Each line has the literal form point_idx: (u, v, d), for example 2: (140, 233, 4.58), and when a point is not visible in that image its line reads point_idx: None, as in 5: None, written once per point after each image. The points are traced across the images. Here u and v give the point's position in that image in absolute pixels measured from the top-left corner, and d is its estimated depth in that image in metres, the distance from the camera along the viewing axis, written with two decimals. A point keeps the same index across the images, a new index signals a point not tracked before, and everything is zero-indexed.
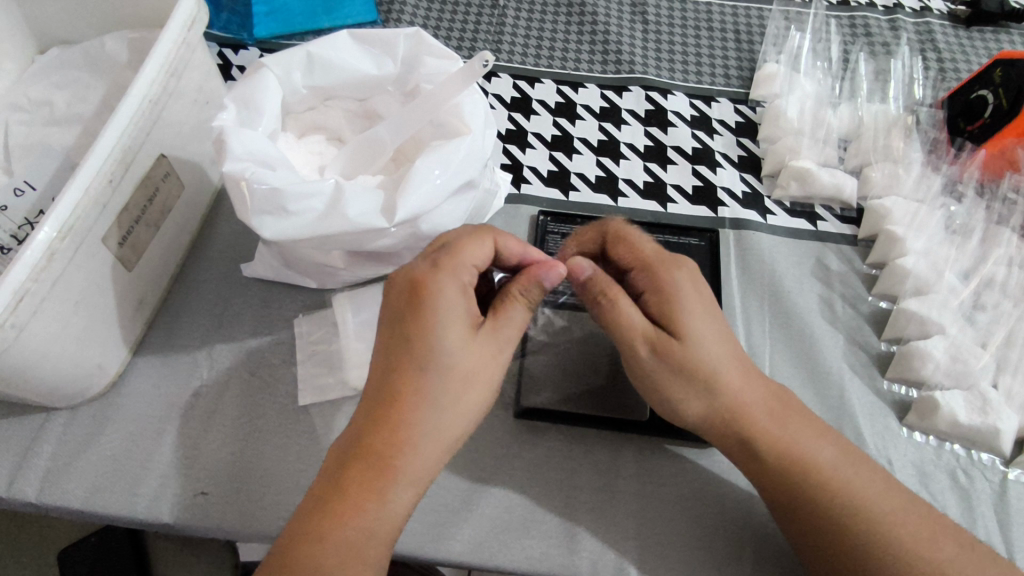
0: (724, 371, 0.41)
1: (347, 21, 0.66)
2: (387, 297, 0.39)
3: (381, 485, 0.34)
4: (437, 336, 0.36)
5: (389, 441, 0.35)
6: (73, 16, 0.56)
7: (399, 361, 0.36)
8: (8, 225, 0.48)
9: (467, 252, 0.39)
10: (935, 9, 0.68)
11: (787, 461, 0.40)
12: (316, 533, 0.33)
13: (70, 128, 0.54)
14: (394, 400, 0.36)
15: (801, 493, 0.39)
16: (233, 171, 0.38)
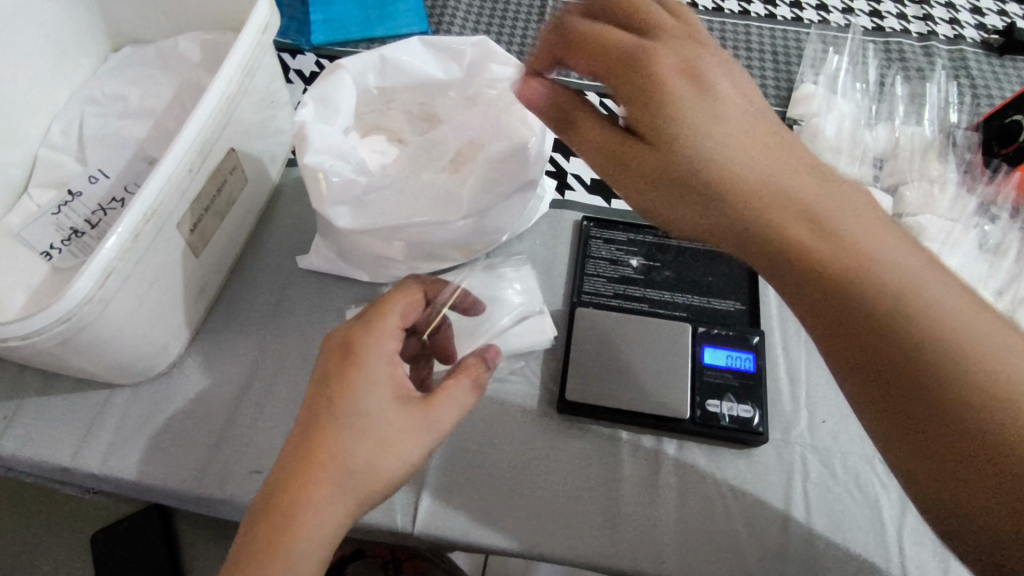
0: (702, 126, 0.34)
1: (400, 31, 0.69)
2: (322, 354, 0.41)
3: (288, 540, 0.34)
4: (358, 391, 0.38)
5: (305, 497, 0.35)
6: (148, 18, 0.59)
7: (316, 418, 0.37)
8: (83, 211, 0.52)
9: (390, 309, 0.42)
10: (968, 38, 0.70)
11: (813, 258, 0.31)
12: None
13: (141, 122, 0.57)
14: (297, 456, 0.36)
15: (932, 418, 0.29)
16: (312, 163, 0.41)
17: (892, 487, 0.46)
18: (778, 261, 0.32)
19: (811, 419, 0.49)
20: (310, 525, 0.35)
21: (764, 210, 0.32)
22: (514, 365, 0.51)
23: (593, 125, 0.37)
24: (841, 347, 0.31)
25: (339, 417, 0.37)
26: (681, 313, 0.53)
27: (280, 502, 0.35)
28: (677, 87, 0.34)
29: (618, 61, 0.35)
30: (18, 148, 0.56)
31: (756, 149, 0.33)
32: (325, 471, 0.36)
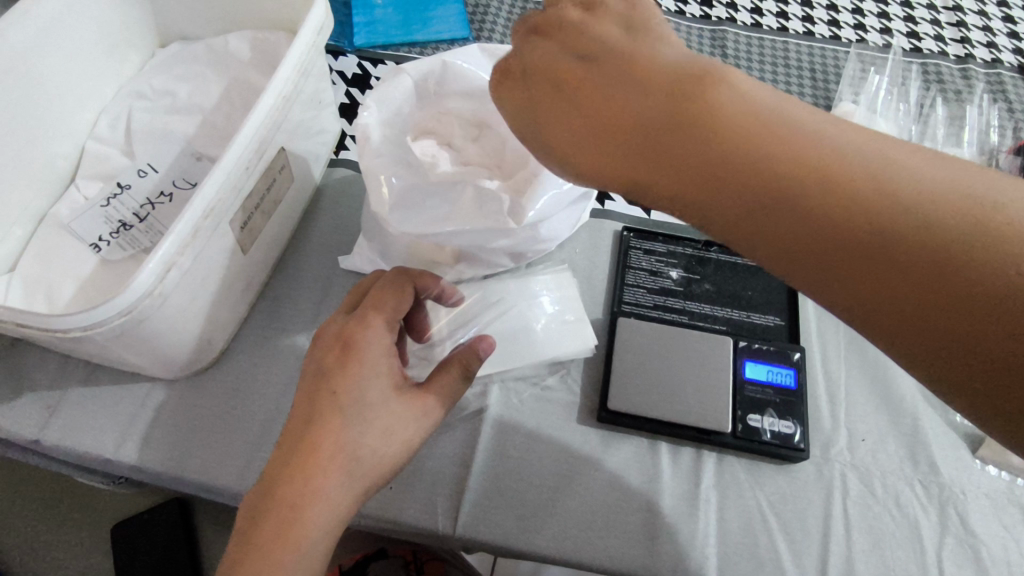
0: (615, 88, 0.32)
1: (443, 36, 0.69)
2: (315, 347, 0.42)
3: (291, 533, 0.35)
4: (360, 382, 0.39)
5: (308, 490, 0.36)
6: (199, 15, 0.60)
7: (318, 409, 0.38)
8: (132, 204, 0.52)
9: (383, 300, 0.42)
10: (1005, 62, 0.71)
11: (761, 172, 0.26)
12: None
13: (189, 117, 0.57)
14: (301, 449, 0.37)
15: (958, 294, 0.23)
16: (376, 169, 0.46)
17: (932, 509, 0.46)
18: (729, 193, 0.27)
19: (851, 437, 0.49)
20: (316, 517, 0.36)
21: (714, 140, 0.28)
22: (555, 373, 0.51)
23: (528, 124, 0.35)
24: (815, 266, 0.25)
25: (343, 407, 0.38)
26: (721, 327, 0.53)
27: (285, 495, 0.36)
28: (582, 76, 0.33)
29: (542, 81, 0.35)
30: (66, 140, 0.56)
31: (683, 85, 0.30)
32: (330, 461, 0.37)
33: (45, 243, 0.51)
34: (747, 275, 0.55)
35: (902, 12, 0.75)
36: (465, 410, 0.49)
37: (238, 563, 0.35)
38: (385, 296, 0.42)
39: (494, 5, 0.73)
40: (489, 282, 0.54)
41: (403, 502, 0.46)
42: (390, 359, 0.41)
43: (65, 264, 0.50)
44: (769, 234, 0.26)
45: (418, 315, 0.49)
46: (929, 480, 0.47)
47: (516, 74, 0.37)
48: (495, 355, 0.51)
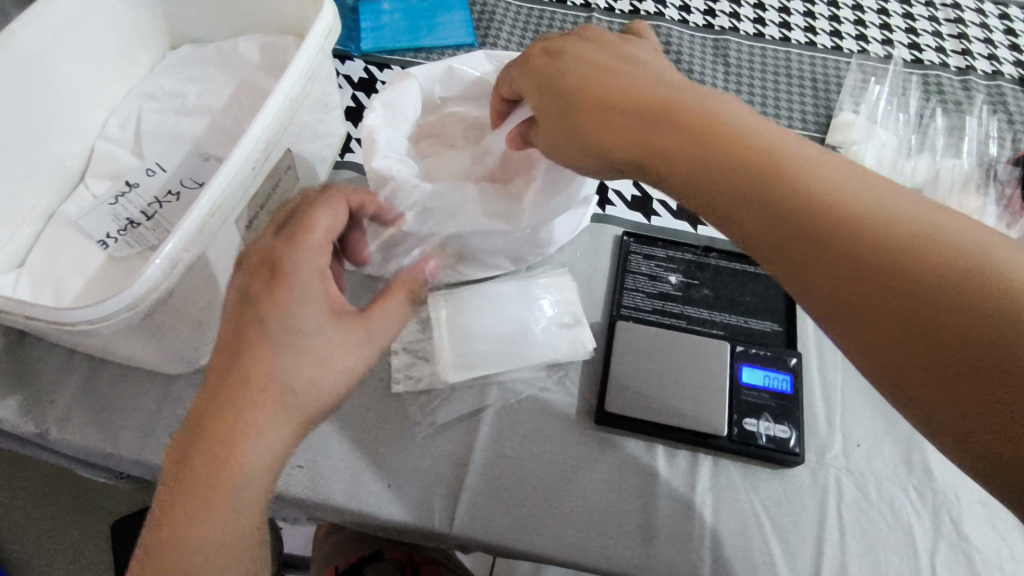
0: (665, 106, 0.38)
1: (449, 41, 0.70)
2: (240, 267, 0.38)
3: (222, 477, 0.34)
4: (290, 308, 0.36)
5: (238, 427, 0.34)
6: (210, 19, 0.61)
7: (244, 339, 0.36)
8: (140, 202, 0.53)
9: (319, 219, 0.40)
10: (1006, 74, 0.71)
11: (770, 190, 0.33)
12: (168, 535, 0.33)
13: (198, 118, 0.58)
14: (228, 383, 0.35)
15: (904, 312, 0.28)
16: (381, 168, 0.46)
17: (926, 515, 0.47)
18: (739, 200, 0.34)
19: (846, 443, 0.49)
20: (249, 455, 0.34)
21: (736, 160, 0.34)
22: (554, 374, 0.52)
23: (571, 128, 0.41)
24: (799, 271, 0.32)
25: (275, 336, 0.36)
26: (718, 331, 0.53)
27: (217, 435, 0.34)
28: (635, 93, 0.39)
29: (590, 94, 0.41)
30: (77, 138, 0.57)
31: (723, 119, 0.36)
32: (260, 395, 0.35)
33: (54, 239, 0.52)
34: (745, 281, 0.56)
35: (904, 23, 0.76)
36: (464, 410, 0.50)
37: (170, 500, 0.34)
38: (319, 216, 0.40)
39: (500, 12, 0.74)
40: (488, 284, 0.54)
41: (401, 499, 0.46)
42: (323, 282, 0.38)
43: (73, 260, 0.51)
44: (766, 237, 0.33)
45: (356, 237, 0.46)
46: (924, 486, 0.48)
47: (556, 88, 0.43)
48: (495, 356, 0.51)
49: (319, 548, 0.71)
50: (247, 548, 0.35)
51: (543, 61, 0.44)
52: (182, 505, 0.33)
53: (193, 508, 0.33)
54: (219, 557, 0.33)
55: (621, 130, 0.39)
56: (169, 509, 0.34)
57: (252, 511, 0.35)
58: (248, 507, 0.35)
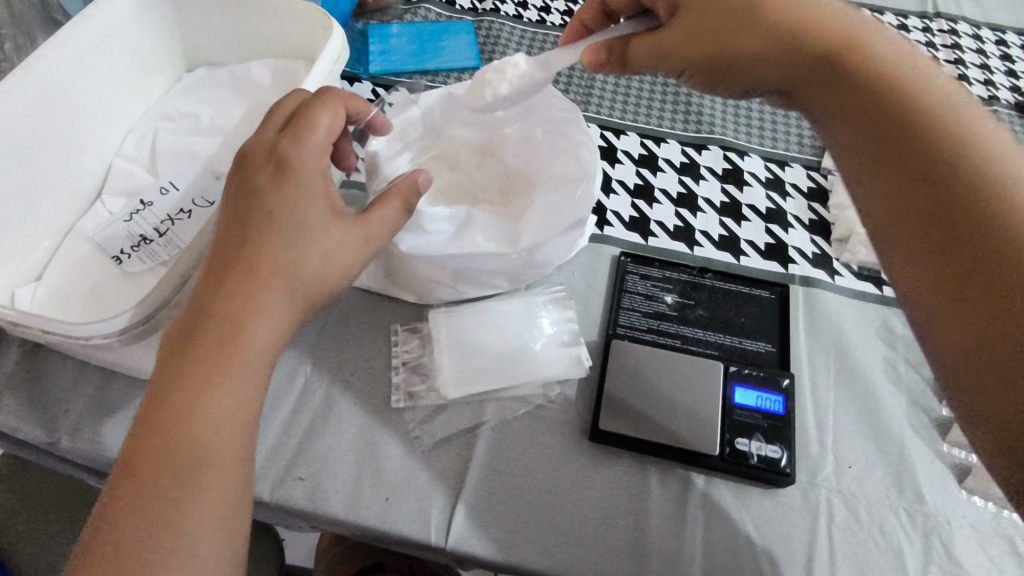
0: (837, 20, 0.38)
1: (454, 64, 0.72)
2: (246, 162, 0.41)
3: (229, 353, 0.36)
4: (297, 198, 0.40)
5: (247, 312, 0.37)
6: (225, 43, 0.64)
7: (252, 227, 0.39)
8: (153, 220, 0.55)
9: (320, 117, 0.43)
10: (1002, 99, 0.72)
11: (911, 114, 0.34)
12: (173, 412, 0.35)
13: (211, 139, 0.60)
14: (239, 264, 0.37)
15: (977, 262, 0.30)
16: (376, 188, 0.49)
17: (916, 537, 0.47)
18: (871, 112, 0.35)
19: (838, 464, 0.50)
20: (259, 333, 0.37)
21: (884, 80, 0.35)
22: (550, 392, 0.53)
23: (703, 31, 0.42)
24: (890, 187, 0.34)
25: (281, 225, 0.39)
26: (712, 351, 0.54)
27: (210, 334, 0.36)
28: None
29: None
30: (94, 157, 0.60)
31: (887, 48, 0.37)
32: (270, 277, 0.38)
33: (70, 254, 0.54)
34: (740, 302, 0.57)
35: None
36: (461, 426, 0.51)
37: (174, 373, 0.35)
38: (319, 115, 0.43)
39: (504, 36, 0.76)
40: (488, 302, 0.56)
41: (397, 512, 0.47)
42: (323, 177, 0.42)
43: (88, 274, 0.53)
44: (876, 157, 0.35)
45: (346, 143, 0.50)
46: (914, 509, 0.48)
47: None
48: (492, 372, 0.52)
49: (322, 557, 0.72)
50: (228, 461, 0.35)
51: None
52: (170, 407, 0.35)
53: (199, 380, 0.35)
54: (201, 466, 0.34)
55: (771, 27, 0.39)
56: (173, 382, 0.35)
57: (255, 397, 0.37)
58: (234, 414, 0.36)
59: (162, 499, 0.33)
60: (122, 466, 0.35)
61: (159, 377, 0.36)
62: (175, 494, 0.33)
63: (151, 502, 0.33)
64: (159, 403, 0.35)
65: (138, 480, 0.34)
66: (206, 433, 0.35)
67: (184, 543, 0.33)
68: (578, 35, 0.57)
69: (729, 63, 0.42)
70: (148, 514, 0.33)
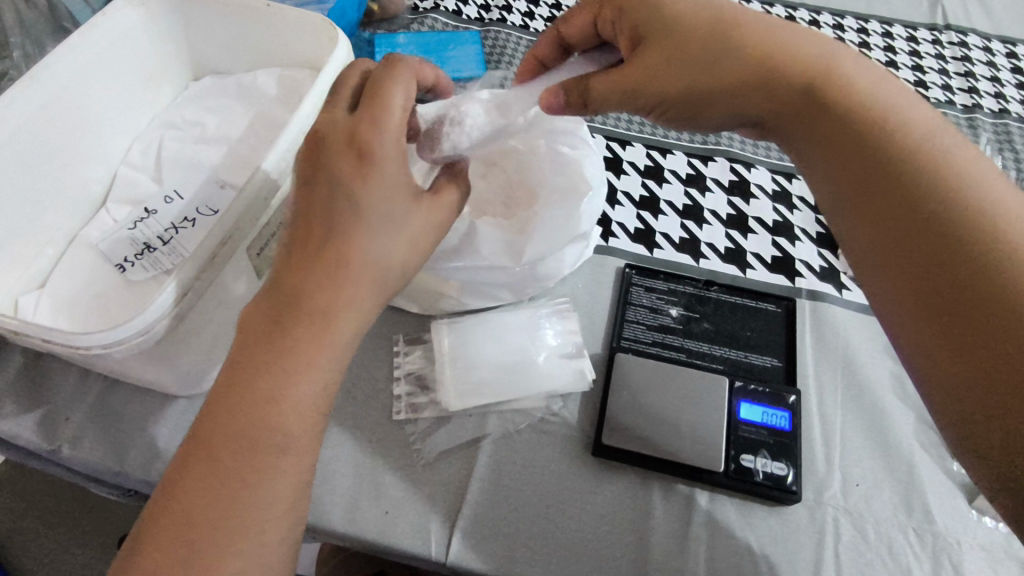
0: (807, 53, 0.40)
1: (459, 74, 0.72)
2: (319, 142, 0.38)
3: (315, 341, 0.35)
4: (380, 188, 0.37)
5: (335, 301, 0.35)
6: (232, 52, 0.64)
7: (336, 213, 0.36)
8: (156, 227, 0.55)
9: (393, 93, 0.39)
10: (1013, 112, 0.72)
11: (880, 145, 0.37)
12: (254, 401, 0.34)
13: (216, 147, 0.60)
14: (323, 251, 0.36)
15: (956, 274, 0.31)
16: None
17: (925, 558, 0.46)
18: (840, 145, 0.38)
19: (845, 481, 0.49)
20: (346, 321, 0.36)
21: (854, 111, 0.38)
22: (553, 405, 0.52)
23: (672, 57, 0.41)
24: (871, 217, 0.36)
25: (364, 214, 0.36)
26: (718, 365, 0.54)
27: (296, 337, 0.35)
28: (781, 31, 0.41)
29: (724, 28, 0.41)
30: (100, 165, 0.60)
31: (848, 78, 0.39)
32: (358, 266, 0.36)
33: (74, 262, 0.54)
34: (746, 316, 0.56)
35: (911, 60, 0.77)
36: (463, 438, 0.51)
37: (254, 362, 0.35)
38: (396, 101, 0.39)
39: (510, 46, 0.76)
40: (491, 313, 0.56)
41: (397, 526, 0.47)
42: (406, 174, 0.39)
43: (91, 283, 0.53)
44: (856, 187, 0.37)
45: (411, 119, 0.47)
46: (924, 529, 0.47)
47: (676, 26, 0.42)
48: (495, 384, 0.52)
49: (324, 565, 0.72)
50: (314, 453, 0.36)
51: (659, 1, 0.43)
52: (253, 392, 0.34)
53: (286, 368, 0.35)
54: (292, 463, 0.35)
55: (740, 61, 0.40)
56: (253, 371, 0.35)
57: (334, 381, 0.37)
58: (312, 401, 0.35)
59: (262, 496, 0.34)
60: (197, 460, 0.34)
61: (237, 362, 0.35)
62: (271, 491, 0.34)
63: (247, 503, 0.33)
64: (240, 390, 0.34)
65: (230, 478, 0.33)
66: (297, 434, 0.35)
67: (251, 530, 0.33)
68: (533, 73, 0.54)
69: (704, 104, 0.42)
70: (246, 512, 0.33)
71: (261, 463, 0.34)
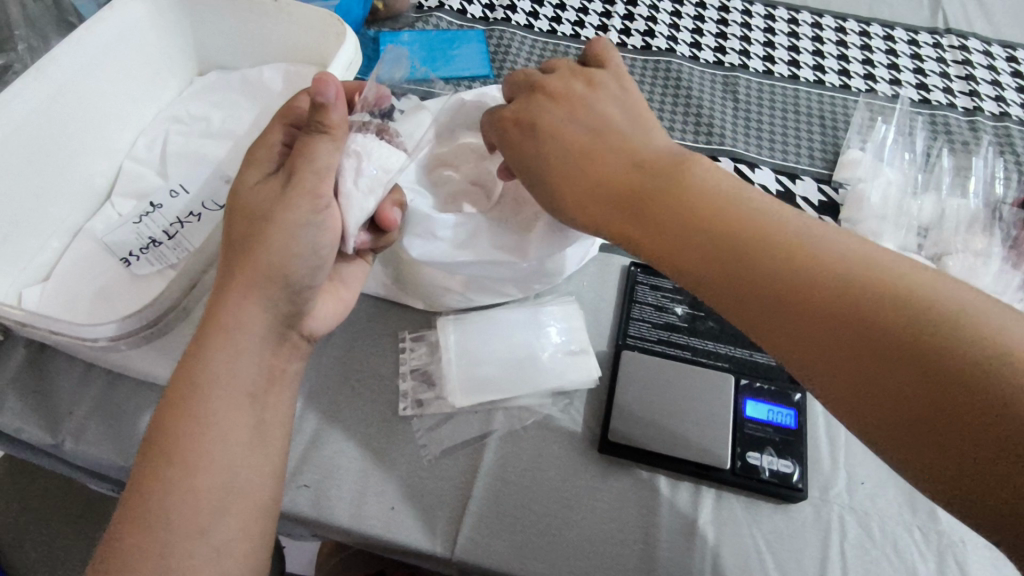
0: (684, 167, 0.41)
1: (464, 71, 0.72)
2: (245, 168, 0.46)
3: (223, 351, 0.39)
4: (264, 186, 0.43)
5: (238, 318, 0.40)
6: (238, 47, 0.64)
7: (238, 224, 0.42)
8: (161, 222, 0.55)
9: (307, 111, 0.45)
10: (1013, 115, 0.72)
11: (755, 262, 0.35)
12: (178, 420, 0.37)
13: (221, 143, 0.60)
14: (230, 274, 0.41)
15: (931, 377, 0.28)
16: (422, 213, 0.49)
17: (930, 556, 0.46)
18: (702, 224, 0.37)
19: (850, 480, 0.49)
20: (247, 325, 0.40)
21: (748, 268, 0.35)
22: (559, 402, 0.52)
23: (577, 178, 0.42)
24: (815, 315, 0.32)
25: (263, 211, 0.41)
26: (723, 364, 0.54)
27: (191, 358, 0.39)
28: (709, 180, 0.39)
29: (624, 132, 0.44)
30: (105, 159, 0.60)
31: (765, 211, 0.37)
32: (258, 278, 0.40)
33: (77, 256, 0.54)
34: None
35: (912, 63, 0.77)
36: (469, 435, 0.50)
37: (180, 379, 0.39)
38: (320, 86, 0.41)
39: (515, 44, 0.76)
40: (497, 310, 0.56)
41: (403, 521, 0.47)
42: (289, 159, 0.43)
43: (96, 276, 0.53)
44: (779, 334, 0.34)
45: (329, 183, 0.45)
46: (929, 527, 0.47)
47: (536, 128, 0.45)
48: (501, 382, 0.52)
49: (324, 565, 0.72)
50: (218, 475, 0.37)
51: (547, 104, 0.45)
52: (178, 408, 0.38)
53: (201, 381, 0.38)
54: (189, 484, 0.37)
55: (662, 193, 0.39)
56: (177, 387, 0.39)
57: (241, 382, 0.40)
58: (231, 421, 0.39)
59: (160, 511, 0.36)
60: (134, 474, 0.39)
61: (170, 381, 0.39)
62: (163, 508, 0.36)
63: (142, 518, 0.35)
64: (166, 413, 0.38)
65: (132, 491, 0.36)
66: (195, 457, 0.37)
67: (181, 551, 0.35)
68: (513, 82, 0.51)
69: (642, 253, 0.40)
70: (138, 525, 0.35)
71: (158, 479, 0.36)
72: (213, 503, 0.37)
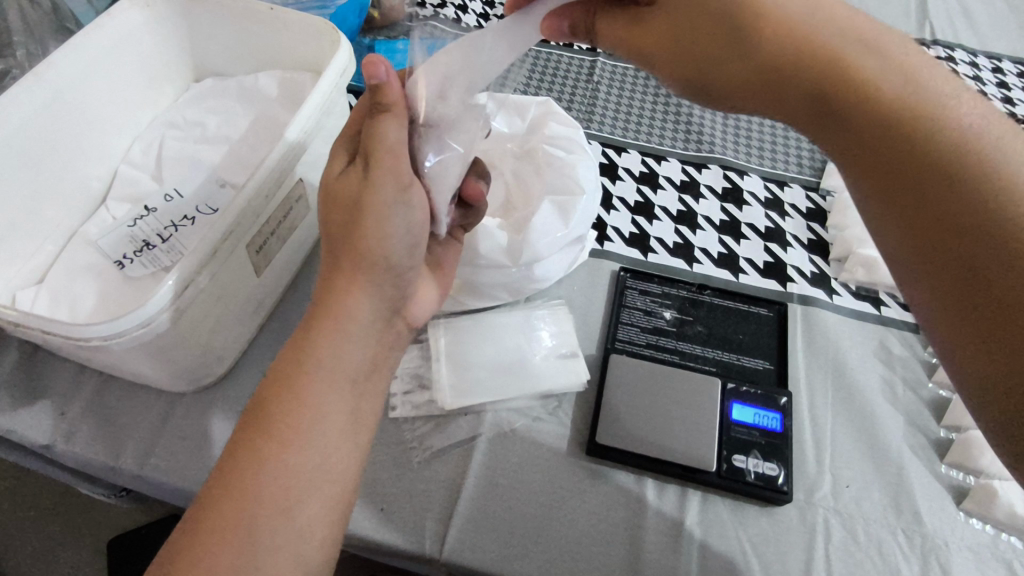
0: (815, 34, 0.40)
1: None
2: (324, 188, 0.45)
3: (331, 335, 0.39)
4: (350, 187, 0.41)
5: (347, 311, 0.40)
6: (233, 54, 0.65)
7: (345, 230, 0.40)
8: (156, 225, 0.55)
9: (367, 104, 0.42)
10: None
11: (877, 137, 0.38)
12: (287, 394, 0.38)
13: (216, 147, 0.61)
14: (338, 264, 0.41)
15: (957, 209, 0.34)
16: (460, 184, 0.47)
17: (914, 558, 0.47)
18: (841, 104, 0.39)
19: (835, 483, 0.50)
20: (356, 308, 0.40)
21: (845, 100, 0.39)
22: (548, 405, 0.53)
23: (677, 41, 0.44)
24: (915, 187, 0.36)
25: (361, 203, 0.40)
26: (710, 368, 0.55)
27: (302, 338, 0.39)
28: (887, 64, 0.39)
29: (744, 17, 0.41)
30: (101, 163, 0.60)
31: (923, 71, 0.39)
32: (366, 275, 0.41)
33: (73, 259, 0.55)
34: (738, 320, 0.57)
35: None
36: (458, 437, 0.51)
37: (293, 360, 0.38)
38: (371, 66, 0.40)
39: None
40: (488, 313, 0.56)
41: (391, 523, 0.47)
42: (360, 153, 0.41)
43: (91, 278, 0.53)
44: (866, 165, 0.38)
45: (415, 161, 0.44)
46: (913, 530, 0.48)
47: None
48: (489, 385, 0.52)
49: None
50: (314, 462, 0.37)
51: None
52: (285, 385, 0.38)
53: (315, 373, 0.38)
54: (291, 467, 0.36)
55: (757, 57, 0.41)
56: (289, 372, 0.38)
57: (351, 367, 0.40)
58: (337, 410, 0.39)
59: (258, 489, 0.35)
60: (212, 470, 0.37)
61: (279, 365, 0.39)
62: (264, 485, 0.36)
63: (238, 516, 0.35)
64: (276, 388, 0.38)
65: (222, 487, 0.35)
66: (284, 462, 0.36)
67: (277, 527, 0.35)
68: None
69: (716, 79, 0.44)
70: (236, 518, 0.35)
71: (258, 457, 0.36)
72: (302, 495, 0.37)
